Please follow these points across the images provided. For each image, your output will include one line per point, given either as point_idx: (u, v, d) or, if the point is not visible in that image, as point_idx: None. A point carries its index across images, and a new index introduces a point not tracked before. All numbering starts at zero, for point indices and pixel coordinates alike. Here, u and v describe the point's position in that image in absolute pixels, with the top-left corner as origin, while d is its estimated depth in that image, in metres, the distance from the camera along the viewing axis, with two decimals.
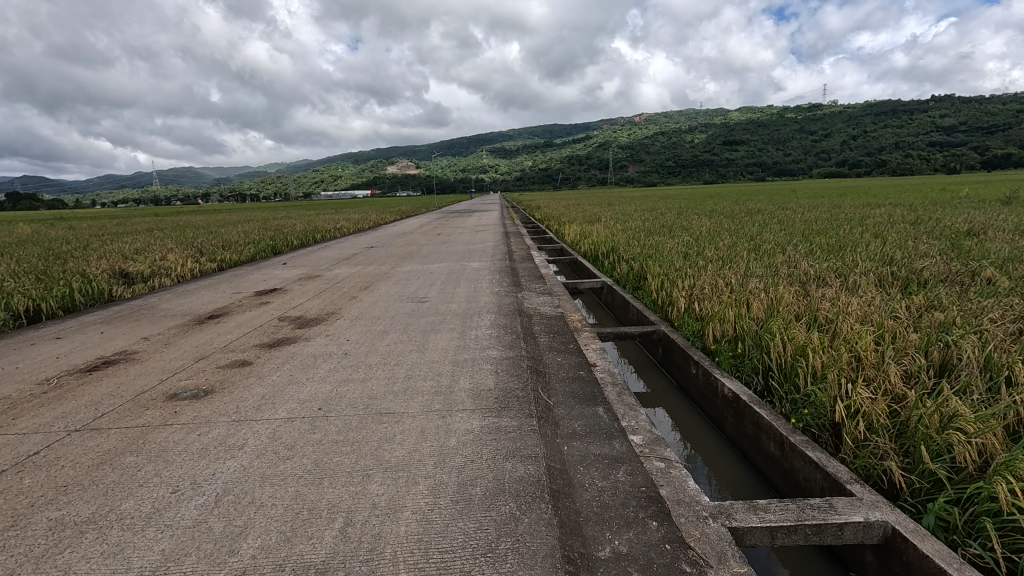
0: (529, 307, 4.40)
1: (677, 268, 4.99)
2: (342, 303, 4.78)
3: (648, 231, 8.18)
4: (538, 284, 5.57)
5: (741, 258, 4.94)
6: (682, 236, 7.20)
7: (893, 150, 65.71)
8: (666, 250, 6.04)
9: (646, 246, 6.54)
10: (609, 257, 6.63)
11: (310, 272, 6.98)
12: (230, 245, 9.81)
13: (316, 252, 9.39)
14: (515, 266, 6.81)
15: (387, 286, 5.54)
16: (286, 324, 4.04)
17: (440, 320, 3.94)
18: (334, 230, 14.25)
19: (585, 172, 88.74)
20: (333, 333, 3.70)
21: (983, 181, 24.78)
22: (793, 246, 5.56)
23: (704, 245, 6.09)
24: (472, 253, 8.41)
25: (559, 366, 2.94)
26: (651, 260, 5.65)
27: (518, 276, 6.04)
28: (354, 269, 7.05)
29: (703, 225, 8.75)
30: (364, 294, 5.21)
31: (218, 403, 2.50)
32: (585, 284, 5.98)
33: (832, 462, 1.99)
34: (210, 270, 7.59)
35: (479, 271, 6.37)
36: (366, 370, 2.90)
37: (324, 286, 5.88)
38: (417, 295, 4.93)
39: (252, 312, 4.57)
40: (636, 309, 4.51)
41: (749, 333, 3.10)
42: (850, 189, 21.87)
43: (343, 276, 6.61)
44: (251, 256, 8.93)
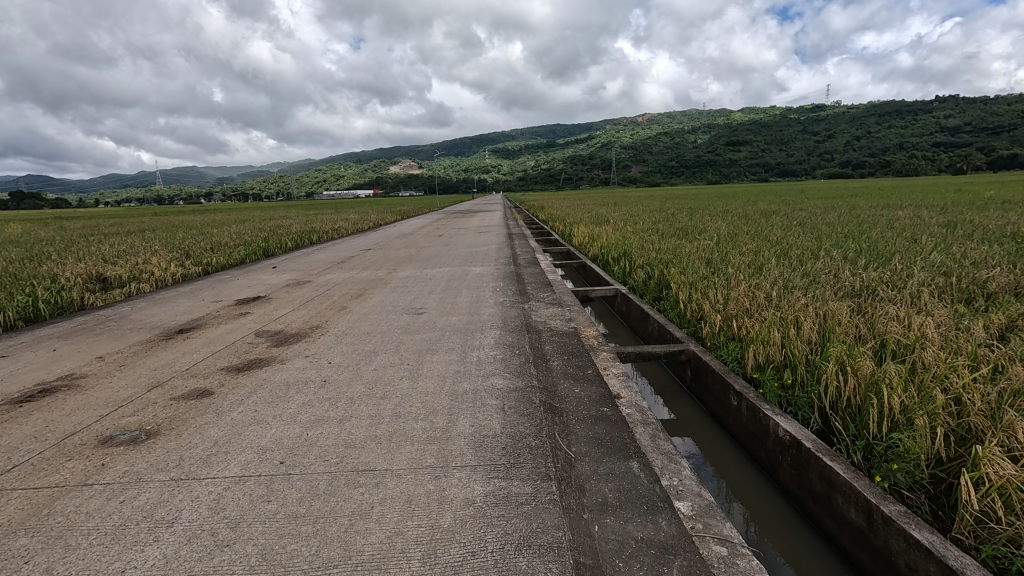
0: (537, 321, 3.92)
1: (702, 278, 4.50)
2: (329, 315, 4.31)
3: (662, 233, 7.67)
4: (546, 293, 5.08)
5: (773, 266, 4.45)
6: (699, 239, 6.71)
7: (899, 150, 65.03)
8: (686, 256, 5.55)
9: (662, 251, 6.05)
10: (623, 263, 6.13)
11: (301, 277, 6.51)
12: (220, 247, 9.33)
13: (311, 254, 8.92)
14: (520, 272, 6.32)
15: (381, 294, 5.06)
16: (263, 341, 3.57)
17: (436, 337, 3.45)
18: (331, 231, 13.77)
19: (588, 172, 88.22)
20: (314, 354, 3.21)
21: (995, 182, 24.21)
22: (828, 252, 5.06)
23: (727, 250, 5.59)
24: (475, 256, 7.91)
25: (578, 401, 2.43)
26: (670, 266, 5.16)
27: (524, 283, 5.55)
28: (348, 275, 6.57)
29: (719, 227, 8.25)
30: (354, 303, 4.73)
31: (159, 452, 2.02)
32: (597, 292, 5.49)
33: (952, 548, 1.50)
34: (194, 275, 7.12)
35: (481, 277, 5.89)
36: (346, 405, 2.42)
37: (313, 293, 5.41)
38: (412, 306, 4.45)
39: (229, 326, 4.09)
40: (659, 324, 4.03)
41: (803, 357, 2.60)
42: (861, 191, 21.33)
43: (335, 282, 6.13)
44: (241, 259, 8.46)
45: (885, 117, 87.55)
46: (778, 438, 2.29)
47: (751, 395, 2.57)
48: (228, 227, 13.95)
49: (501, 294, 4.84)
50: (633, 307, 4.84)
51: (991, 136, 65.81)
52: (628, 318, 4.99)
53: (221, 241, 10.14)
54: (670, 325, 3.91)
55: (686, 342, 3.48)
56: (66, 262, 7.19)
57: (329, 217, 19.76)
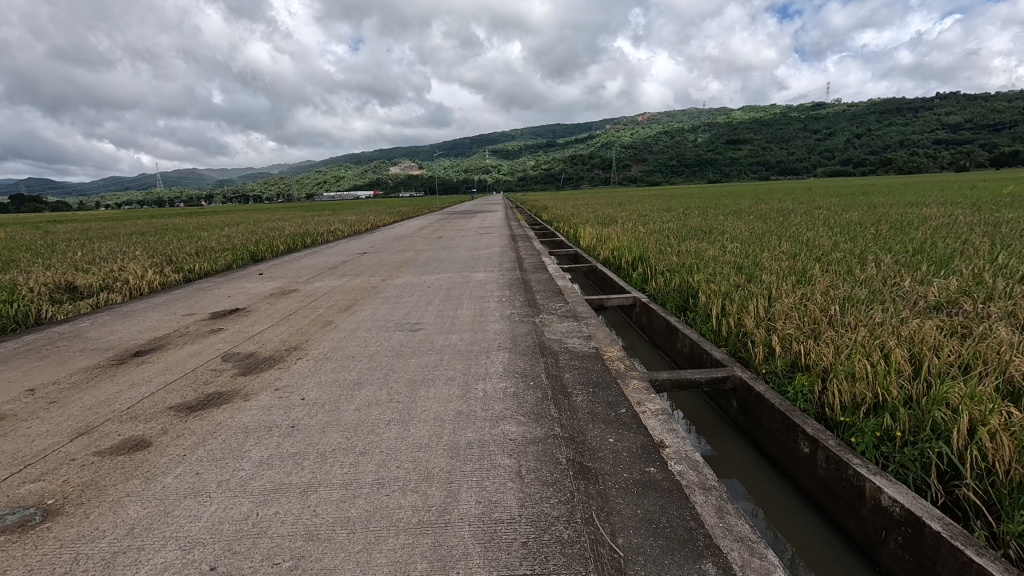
0: (551, 339, 3.37)
1: (737, 288, 3.96)
2: (313, 333, 3.75)
3: (677, 235, 7.13)
4: (558, 303, 4.53)
5: (818, 274, 3.91)
6: (721, 241, 6.17)
7: (903, 147, 64.44)
8: (712, 260, 5.01)
9: (683, 254, 5.52)
10: (639, 267, 5.58)
11: (287, 285, 5.97)
12: (205, 252, 8.78)
13: (302, 259, 8.37)
14: (527, 278, 5.77)
15: (373, 306, 4.52)
16: (230, 368, 3.02)
17: (433, 363, 2.90)
18: (326, 233, 13.19)
19: (588, 171, 87.63)
20: (286, 386, 2.67)
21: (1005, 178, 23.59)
22: (874, 256, 4.52)
23: (756, 254, 5.06)
24: (478, 260, 7.36)
25: (615, 458, 1.88)
26: (697, 271, 4.63)
27: (531, 291, 5.02)
28: (338, 282, 6.03)
29: (739, 228, 7.69)
30: (341, 317, 4.17)
31: (47, 548, 1.46)
32: (614, 300, 4.95)
33: None
34: (173, 282, 6.58)
35: (484, 284, 5.34)
36: (315, 464, 1.86)
37: (298, 304, 4.86)
38: (407, 321, 3.89)
39: (195, 347, 3.53)
40: (693, 342, 3.50)
41: (904, 402, 2.08)
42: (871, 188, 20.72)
43: (323, 290, 5.59)
44: (227, 265, 7.91)
45: (888, 115, 86.91)
46: (880, 508, 1.76)
47: (834, 444, 2.04)
48: (219, 230, 13.41)
49: (507, 306, 4.30)
50: (657, 321, 4.32)
51: (995, 133, 65.16)
52: (652, 331, 4.47)
53: (208, 245, 9.60)
54: (708, 345, 3.39)
55: (730, 367, 2.96)
56: (34, 270, 6.64)
57: (325, 218, 19.24)
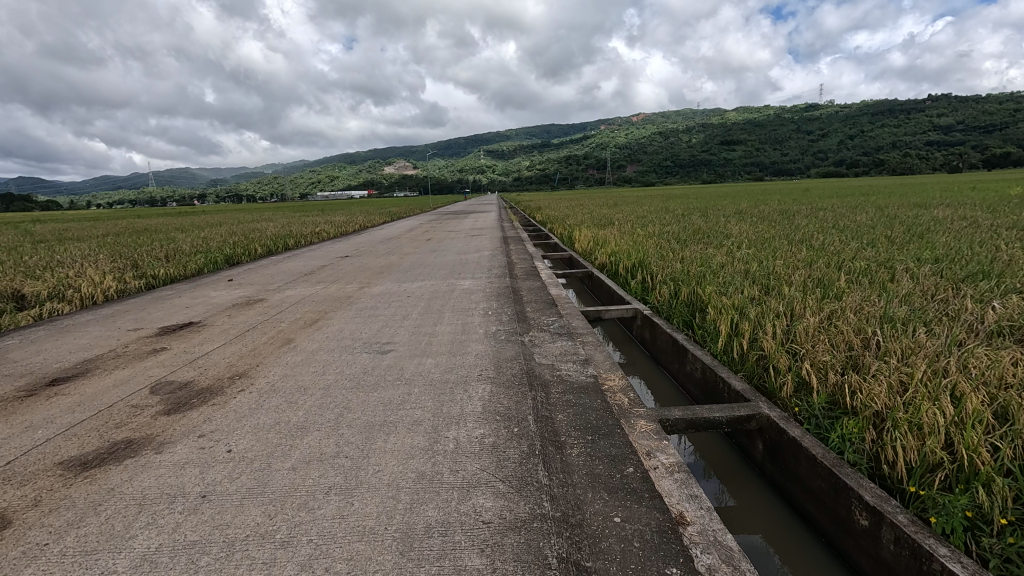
0: (541, 365, 2.88)
1: (753, 301, 3.48)
2: (266, 355, 3.24)
3: (679, 239, 6.66)
4: (551, 317, 4.03)
5: (845, 287, 3.43)
6: (727, 246, 5.70)
7: (897, 148, 64.44)
8: (721, 268, 4.53)
9: (686, 261, 5.05)
10: (640, 275, 5.10)
11: (254, 294, 5.46)
12: (177, 255, 8.25)
13: (279, 264, 7.86)
14: (516, 286, 5.29)
15: (342, 320, 4.01)
16: (156, 403, 2.51)
17: (398, 399, 2.41)
18: (310, 235, 12.66)
19: (582, 172, 87.27)
20: (214, 431, 2.16)
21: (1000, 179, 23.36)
22: (901, 266, 4.06)
23: (768, 261, 4.60)
24: (465, 265, 6.88)
25: (624, 553, 1.39)
26: (704, 280, 4.16)
27: (521, 302, 4.53)
28: (311, 290, 5.52)
29: (744, 231, 7.23)
30: (304, 335, 3.67)
31: None
32: (613, 312, 4.48)
33: None
34: (133, 290, 6.05)
35: (470, 294, 4.86)
36: (214, 563, 1.36)
37: (261, 317, 4.35)
38: (377, 341, 3.39)
39: (126, 372, 3.02)
40: (706, 366, 3.02)
41: (997, 470, 1.59)
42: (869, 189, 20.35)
43: (293, 300, 5.08)
44: (197, 270, 7.39)
45: (881, 116, 87.07)
46: None
47: (906, 522, 1.54)
48: (198, 231, 12.84)
49: (493, 321, 3.81)
50: (661, 338, 3.86)
51: (987, 134, 65.25)
52: (656, 348, 4.01)
53: (181, 248, 9.06)
54: (722, 370, 2.91)
55: (754, 402, 2.47)
56: None
57: (312, 218, 18.69)
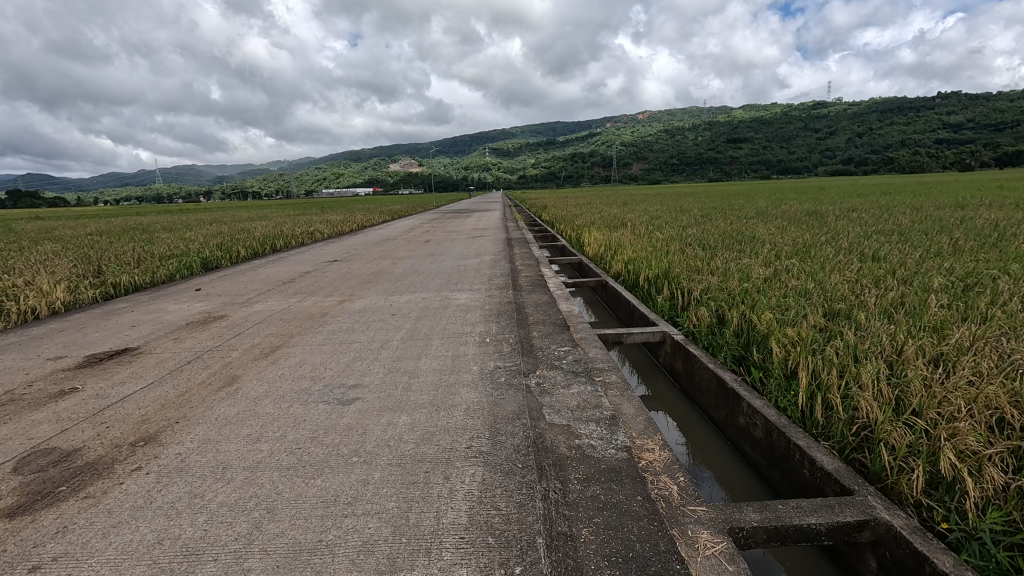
0: (552, 429, 2.12)
1: (823, 336, 2.71)
2: (196, 404, 2.49)
3: (705, 245, 5.90)
4: (563, 346, 3.28)
5: (944, 318, 2.65)
6: (765, 254, 4.94)
7: (909, 146, 63.36)
8: (767, 284, 3.77)
9: (721, 273, 4.29)
10: (665, 289, 4.35)
11: (218, 308, 4.73)
12: (149, 259, 7.54)
13: (259, 269, 7.14)
14: (521, 301, 4.55)
15: (307, 351, 3.27)
16: (9, 490, 1.77)
17: (348, 496, 1.66)
18: (301, 235, 11.90)
19: (587, 169, 86.32)
20: (57, 560, 1.41)
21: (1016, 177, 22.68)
22: (998, 285, 3.29)
23: (824, 276, 3.83)
24: (463, 273, 6.14)
25: None
26: (752, 301, 3.39)
27: (525, 324, 3.78)
28: (284, 304, 4.79)
29: (776, 236, 6.46)
30: (254, 372, 2.92)
31: None
32: (636, 336, 3.75)
33: None
34: (84, 301, 5.31)
35: (466, 312, 4.12)
36: None
37: (213, 341, 3.62)
38: (340, 384, 2.65)
39: (3, 431, 2.28)
40: (773, 426, 2.26)
41: None
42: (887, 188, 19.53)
43: (259, 316, 4.35)
44: (166, 278, 6.66)
45: (891, 113, 85.83)
46: None
47: None
48: (183, 231, 12.09)
49: (491, 353, 3.06)
50: (700, 375, 3.13)
51: (1000, 132, 64.02)
52: (692, 385, 3.29)
53: (155, 251, 8.30)
54: (801, 437, 2.13)
55: (861, 497, 1.72)
56: None
57: (307, 218, 17.95)
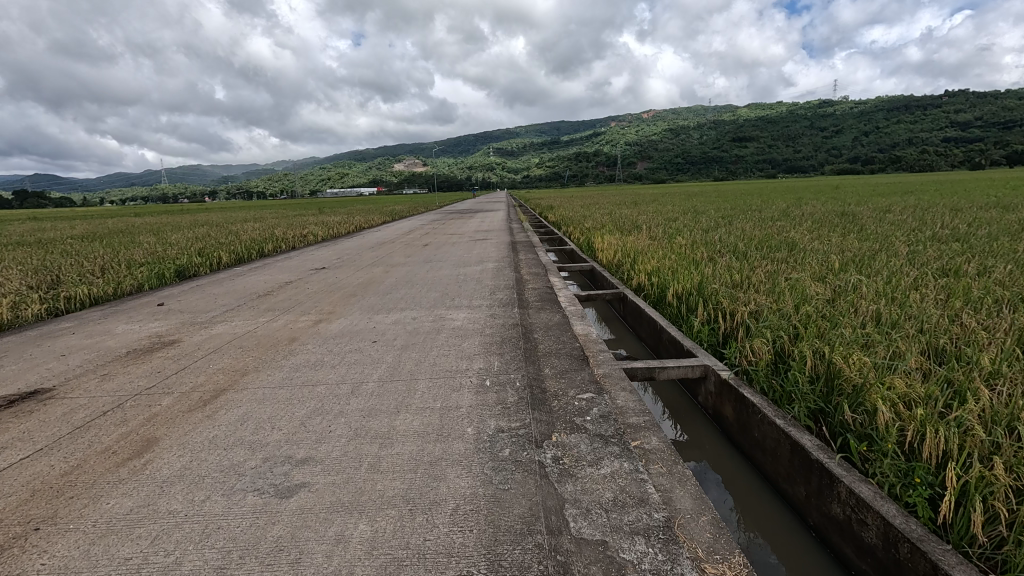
0: (579, 554, 1.41)
1: (944, 393, 1.98)
2: (78, 492, 1.79)
3: (739, 253, 5.18)
4: (585, 392, 2.56)
5: None
6: (816, 267, 4.20)
7: (918, 145, 62.32)
8: (834, 307, 3.05)
9: (771, 290, 3.56)
10: (702, 310, 3.63)
11: (172, 330, 4.03)
12: (118, 266, 6.86)
13: (237, 279, 6.44)
14: (528, 323, 3.84)
15: (258, 400, 2.56)
16: None
17: None
18: (292, 237, 11.18)
19: (592, 169, 85.54)
20: None
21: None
22: None
23: (905, 297, 3.11)
24: (462, 284, 5.44)
25: None
26: (825, 332, 2.66)
27: (534, 356, 3.07)
28: (251, 324, 4.09)
29: (816, 241, 5.74)
30: (179, 433, 2.22)
31: None
32: (671, 371, 3.03)
33: None
34: (24, 318, 4.62)
35: (462, 339, 3.41)
36: None
37: (146, 379, 2.92)
38: (284, 459, 1.94)
39: None
40: (901, 537, 1.54)
41: None
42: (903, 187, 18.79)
43: (216, 342, 3.66)
44: (131, 290, 5.97)
45: (898, 111, 84.83)
46: None
47: None
48: (165, 234, 11.36)
49: (491, 405, 2.34)
50: (762, 430, 2.43)
51: (1012, 130, 62.90)
52: (747, 441, 2.58)
53: (128, 257, 7.60)
54: (957, 563, 1.40)
55: None
56: None
57: (303, 219, 17.22)
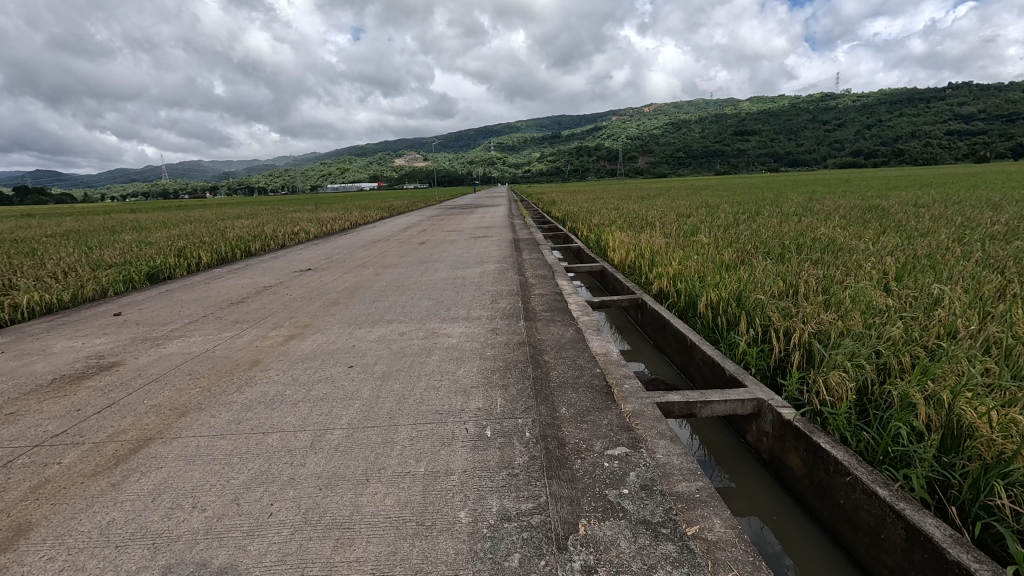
0: None
1: None
2: None
3: (774, 255, 4.58)
4: (616, 447, 1.95)
5: None
6: (873, 271, 3.61)
7: (923, 138, 61.59)
8: (923, 330, 2.45)
9: (830, 304, 2.98)
10: (747, 327, 3.03)
11: (117, 348, 3.42)
12: (83, 268, 6.25)
13: (213, 283, 5.85)
14: (535, 341, 3.23)
15: (188, 456, 1.96)
16: None
17: None
18: (282, 235, 10.57)
19: (593, 163, 84.76)
20: None
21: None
22: None
23: (1009, 315, 2.50)
24: (459, 290, 4.83)
25: None
26: (926, 368, 2.10)
27: (546, 389, 2.47)
28: (210, 342, 3.48)
29: (857, 240, 5.11)
30: (62, 516, 1.61)
31: None
32: (718, 407, 2.44)
33: None
34: None
35: (456, 364, 2.79)
36: None
37: (56, 421, 2.31)
38: (193, 570, 1.34)
39: None
40: None
41: None
42: (914, 180, 18.16)
43: (164, 365, 3.05)
44: (91, 297, 5.36)
45: (902, 104, 83.90)
46: None
47: None
48: (146, 233, 10.70)
49: (491, 472, 1.74)
50: (853, 499, 1.83)
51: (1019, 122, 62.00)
52: (825, 507, 1.98)
53: (97, 257, 6.98)
54: None
55: None
56: None
57: (297, 215, 16.60)
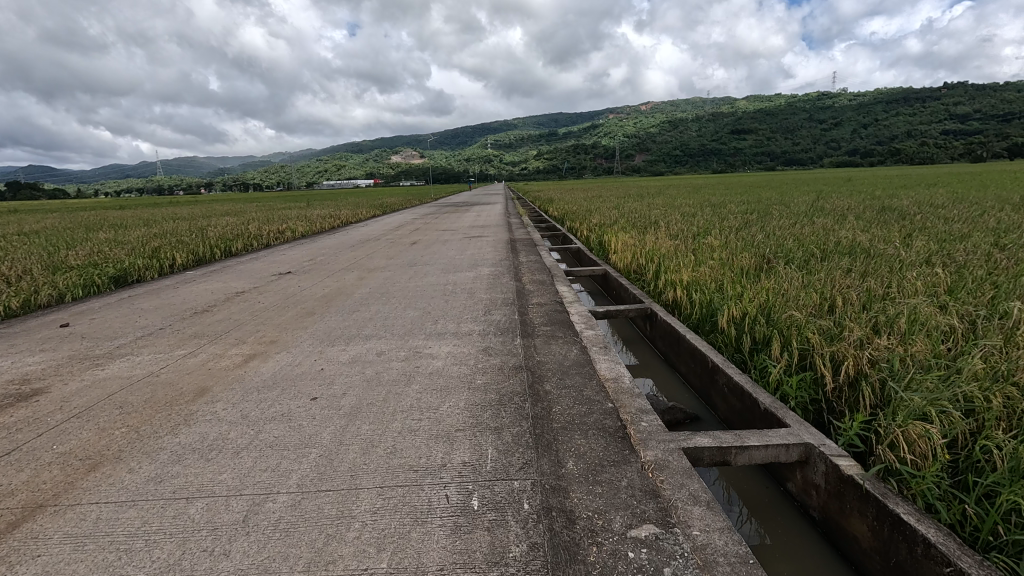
0: None
1: None
2: None
3: (797, 262, 4.14)
4: (642, 526, 1.49)
5: None
6: (920, 282, 3.16)
7: (919, 137, 61.40)
8: (1012, 364, 2.00)
9: (883, 326, 2.53)
10: (784, 352, 2.58)
11: (47, 370, 2.94)
12: (43, 271, 5.76)
13: (182, 287, 5.36)
14: (534, 365, 2.76)
15: (79, 538, 1.48)
16: None
17: None
18: (268, 235, 10.08)
19: (590, 161, 84.33)
20: None
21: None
22: None
23: None
24: (449, 298, 4.36)
25: None
26: None
27: (547, 435, 2.00)
28: (155, 362, 3.00)
29: (884, 245, 4.67)
30: None
31: None
32: (759, 455, 1.99)
33: None
34: None
35: (438, 397, 2.32)
36: None
37: None
38: None
39: None
40: None
41: None
42: (915, 179, 17.80)
43: (93, 393, 2.58)
44: (44, 305, 4.86)
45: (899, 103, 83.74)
46: None
47: None
48: (123, 231, 10.15)
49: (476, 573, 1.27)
50: None
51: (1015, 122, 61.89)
52: None
53: (62, 259, 6.49)
54: None
55: None
56: None
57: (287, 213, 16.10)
